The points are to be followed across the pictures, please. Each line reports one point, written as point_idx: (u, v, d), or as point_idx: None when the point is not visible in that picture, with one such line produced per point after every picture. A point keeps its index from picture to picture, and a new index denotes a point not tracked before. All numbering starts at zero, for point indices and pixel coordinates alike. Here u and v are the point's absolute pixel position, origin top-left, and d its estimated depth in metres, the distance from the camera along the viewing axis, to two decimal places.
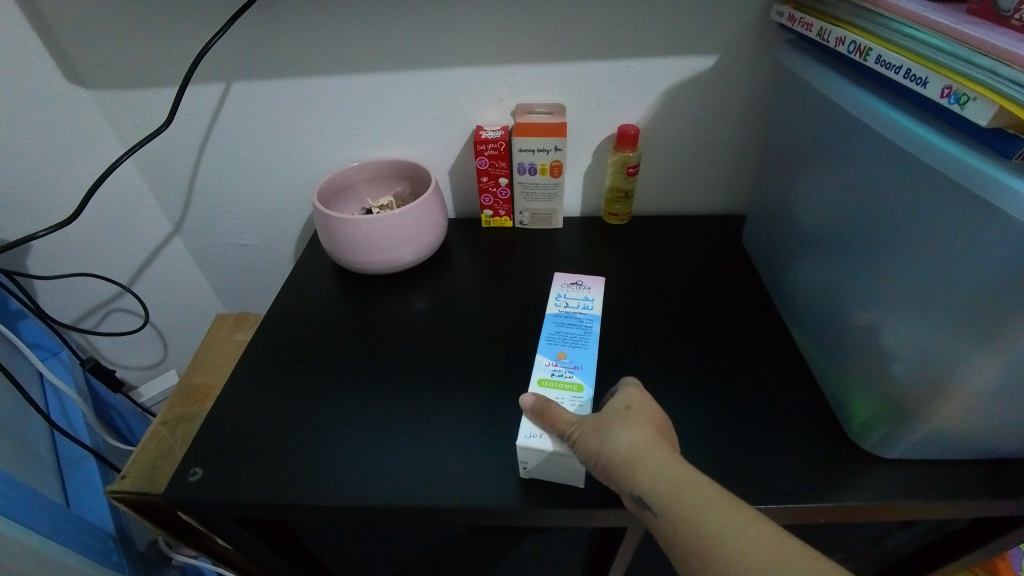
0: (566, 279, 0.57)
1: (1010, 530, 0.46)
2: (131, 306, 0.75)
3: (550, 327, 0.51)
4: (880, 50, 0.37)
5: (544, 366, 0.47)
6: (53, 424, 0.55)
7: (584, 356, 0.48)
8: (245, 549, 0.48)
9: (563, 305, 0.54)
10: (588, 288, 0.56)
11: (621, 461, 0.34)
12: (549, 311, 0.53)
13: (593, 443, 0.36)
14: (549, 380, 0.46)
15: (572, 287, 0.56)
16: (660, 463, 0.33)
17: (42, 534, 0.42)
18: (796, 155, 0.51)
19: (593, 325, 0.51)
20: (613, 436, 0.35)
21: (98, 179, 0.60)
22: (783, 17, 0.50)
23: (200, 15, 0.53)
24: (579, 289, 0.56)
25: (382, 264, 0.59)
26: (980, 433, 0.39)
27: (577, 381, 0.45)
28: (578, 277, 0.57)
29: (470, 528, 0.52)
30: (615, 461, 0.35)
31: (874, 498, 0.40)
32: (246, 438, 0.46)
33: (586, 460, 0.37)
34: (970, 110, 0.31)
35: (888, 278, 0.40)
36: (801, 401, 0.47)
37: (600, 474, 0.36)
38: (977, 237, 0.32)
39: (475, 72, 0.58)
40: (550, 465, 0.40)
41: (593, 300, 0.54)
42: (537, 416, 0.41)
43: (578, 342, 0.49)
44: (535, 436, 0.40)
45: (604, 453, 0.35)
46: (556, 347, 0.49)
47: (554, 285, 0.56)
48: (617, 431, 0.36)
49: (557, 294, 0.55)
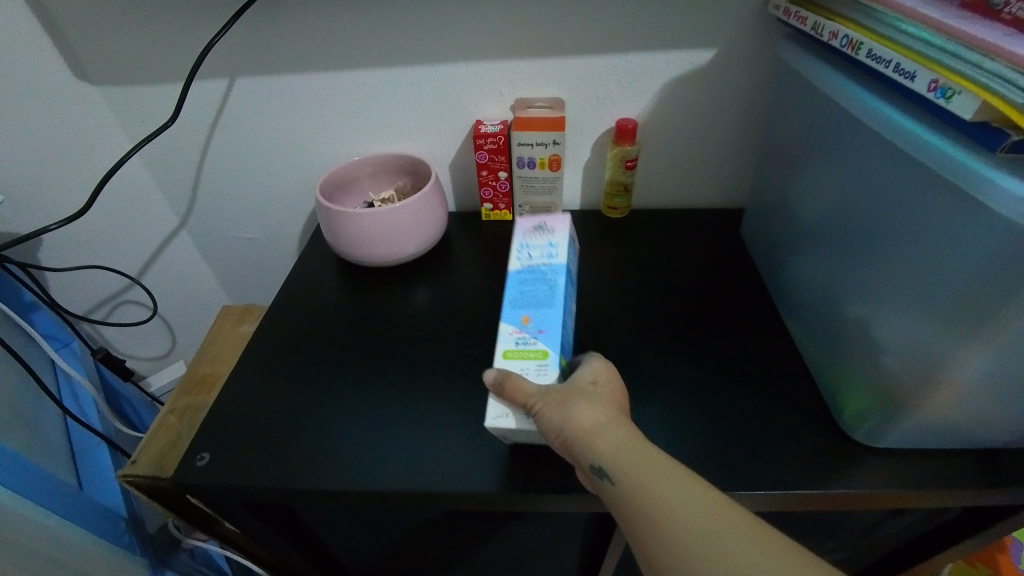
0: (528, 228, 0.54)
1: (1001, 521, 0.47)
2: (140, 298, 0.77)
3: (513, 288, 0.48)
4: (872, 44, 0.38)
5: (508, 336, 0.45)
6: (65, 411, 0.57)
7: (549, 318, 0.45)
8: (251, 531, 0.50)
9: (526, 258, 0.51)
10: (552, 233, 0.53)
11: (585, 435, 0.35)
12: (512, 267, 0.50)
13: (556, 415, 0.36)
14: (514, 351, 0.44)
15: (535, 235, 0.53)
16: (623, 437, 0.34)
17: (56, 516, 0.43)
18: (792, 150, 0.51)
19: (558, 279, 0.48)
20: (577, 411, 0.36)
21: (107, 174, 0.62)
22: (780, 10, 0.50)
23: (207, 13, 0.54)
24: (542, 236, 0.53)
25: (384, 258, 0.60)
26: (969, 423, 0.40)
27: (543, 348, 0.44)
28: (539, 222, 0.54)
29: (443, 512, 0.54)
30: (579, 435, 0.35)
31: (863, 487, 0.41)
32: (251, 426, 0.48)
33: (546, 432, 0.37)
34: (956, 104, 0.31)
35: (879, 271, 0.40)
36: (794, 392, 0.48)
37: (557, 446, 0.37)
38: (965, 229, 0.33)
39: (475, 67, 0.58)
40: (527, 434, 0.41)
41: (557, 247, 0.51)
42: (502, 391, 0.40)
43: (542, 302, 0.47)
44: (503, 416, 0.41)
45: (568, 426, 0.36)
46: (520, 311, 0.46)
47: (516, 234, 0.54)
48: (581, 406, 0.36)
49: (520, 244, 0.52)
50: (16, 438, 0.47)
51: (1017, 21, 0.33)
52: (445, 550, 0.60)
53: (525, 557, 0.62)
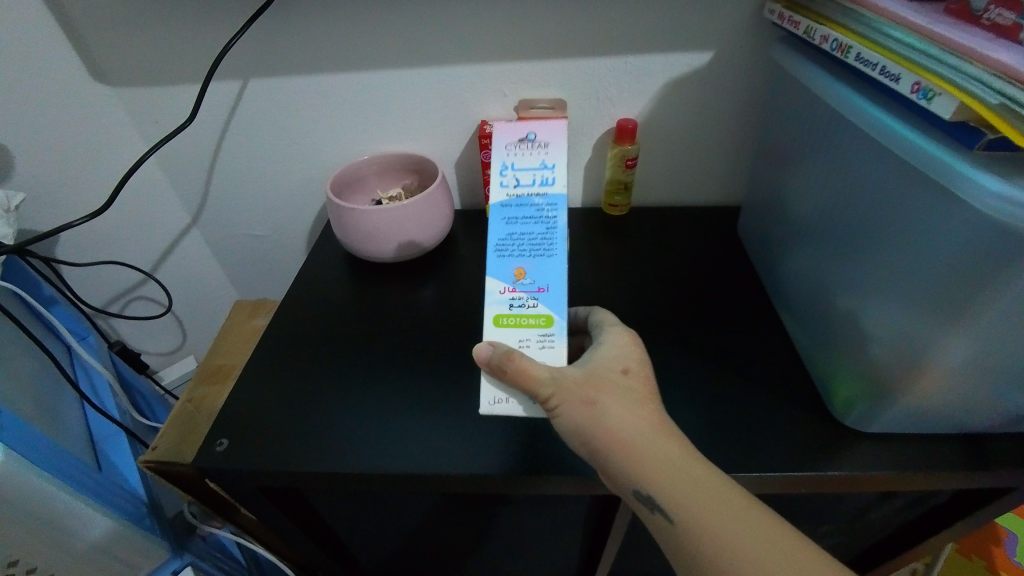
0: (512, 139, 0.46)
1: (988, 503, 0.49)
2: (153, 293, 0.79)
3: (501, 227, 0.44)
4: (860, 48, 0.40)
5: (502, 298, 0.42)
6: (85, 399, 0.59)
7: (548, 271, 0.42)
8: (266, 516, 0.51)
9: (513, 184, 0.45)
10: (544, 147, 0.46)
11: (620, 441, 0.36)
12: (497, 198, 0.45)
13: (586, 419, 0.37)
14: (510, 316, 0.41)
15: (522, 149, 0.46)
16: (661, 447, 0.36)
17: (84, 496, 0.46)
18: (786, 149, 0.53)
19: (556, 214, 0.44)
20: (611, 416, 0.37)
21: (125, 173, 0.64)
22: (774, 14, 0.52)
23: (222, 17, 0.56)
24: (532, 151, 0.46)
25: (397, 252, 0.63)
26: (954, 408, 0.42)
27: (545, 313, 0.41)
28: (527, 131, 0.46)
29: (443, 495, 0.56)
30: (613, 440, 0.36)
31: (853, 469, 0.43)
32: (266, 414, 0.50)
33: (570, 430, 0.38)
34: (936, 104, 0.33)
35: (866, 264, 0.42)
36: (788, 381, 0.50)
37: (578, 442, 0.38)
38: (946, 222, 0.35)
39: (480, 69, 0.60)
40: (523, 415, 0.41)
41: (553, 168, 0.45)
42: (501, 375, 0.38)
43: (539, 249, 0.43)
44: (501, 401, 0.40)
45: (603, 433, 0.36)
46: (514, 262, 0.43)
47: (498, 148, 0.46)
48: (614, 411, 0.37)
49: (503, 163, 0.46)
50: (41, 423, 0.49)
51: (996, 27, 0.36)
52: (448, 535, 0.63)
53: (530, 542, 0.64)
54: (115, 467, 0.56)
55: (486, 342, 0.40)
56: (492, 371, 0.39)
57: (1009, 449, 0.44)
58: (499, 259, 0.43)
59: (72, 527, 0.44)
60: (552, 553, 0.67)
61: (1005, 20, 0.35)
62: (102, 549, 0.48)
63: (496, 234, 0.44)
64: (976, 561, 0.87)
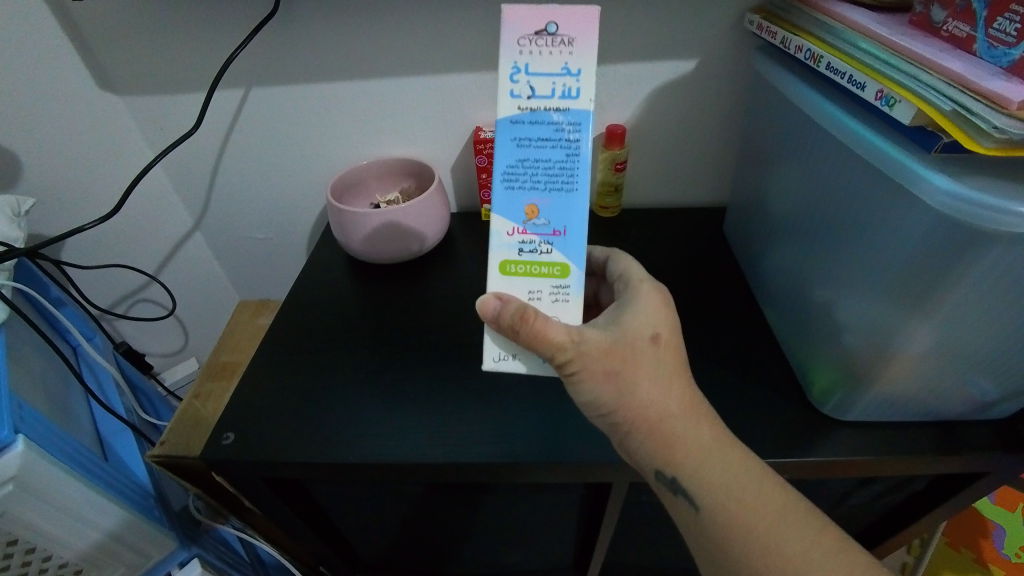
0: (528, 28, 0.35)
1: (963, 488, 0.51)
2: (157, 295, 0.81)
3: (510, 150, 0.36)
4: (830, 58, 0.42)
5: (510, 240, 0.37)
6: (92, 394, 0.61)
7: (567, 209, 0.36)
8: (272, 509, 0.54)
9: (527, 94, 0.35)
10: (569, 42, 0.35)
11: (645, 418, 0.38)
12: (506, 111, 0.36)
13: (615, 395, 0.38)
14: (520, 262, 0.37)
15: (540, 44, 0.35)
16: (688, 426, 0.39)
17: (96, 484, 0.48)
18: (766, 152, 0.56)
19: (580, 137, 0.35)
20: (641, 394, 0.38)
21: (132, 180, 0.66)
22: (754, 25, 0.54)
23: (227, 29, 0.59)
24: (553, 48, 0.35)
25: (364, 248, 0.64)
26: (925, 395, 0.44)
27: (560, 261, 0.37)
28: (547, 18, 0.34)
29: (426, 486, 0.58)
30: (639, 418, 0.38)
31: (830, 454, 0.45)
32: (270, 407, 0.52)
33: (593, 401, 0.38)
34: (897, 111, 0.35)
35: (840, 260, 0.45)
36: (770, 373, 0.52)
37: (599, 410, 0.39)
38: (908, 218, 0.37)
39: (475, 77, 0.63)
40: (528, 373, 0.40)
41: (579, 75, 0.35)
42: (511, 332, 0.36)
43: (557, 182, 0.36)
44: (506, 359, 0.39)
45: (632, 413, 0.38)
46: (525, 195, 0.36)
47: (506, 41, 0.35)
48: (644, 389, 0.38)
49: (515, 65, 0.35)
50: (53, 416, 0.51)
51: (953, 38, 0.39)
52: (443, 525, 0.65)
53: (527, 530, 0.67)
54: (123, 460, 0.58)
55: (492, 295, 0.37)
56: (502, 328, 0.37)
57: (979, 435, 0.46)
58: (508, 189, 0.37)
59: (84, 514, 0.46)
60: (550, 542, 0.69)
61: (961, 32, 0.38)
62: (113, 537, 0.50)
63: (505, 158, 0.36)
64: (965, 553, 0.90)
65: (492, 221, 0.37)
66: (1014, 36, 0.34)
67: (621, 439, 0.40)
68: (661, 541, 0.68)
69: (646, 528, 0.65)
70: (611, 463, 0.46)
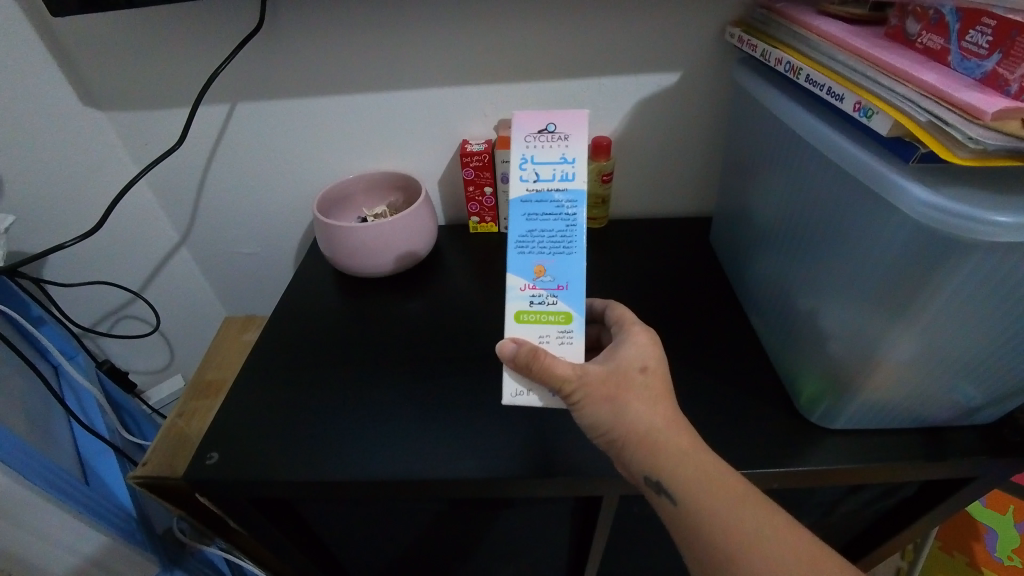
0: (531, 128, 0.40)
1: (953, 494, 0.51)
2: (142, 311, 0.80)
3: (520, 224, 0.39)
4: (809, 70, 0.43)
5: (521, 294, 0.39)
6: (74, 416, 0.60)
7: (569, 269, 0.39)
8: (257, 529, 0.53)
9: (533, 178, 0.39)
10: (566, 137, 0.39)
11: (648, 445, 0.37)
12: (515, 192, 0.39)
13: (610, 421, 0.38)
14: (530, 313, 0.39)
15: (542, 140, 0.40)
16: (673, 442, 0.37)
17: (74, 509, 0.46)
18: (749, 162, 0.56)
19: (578, 211, 0.39)
20: (636, 421, 0.38)
21: (116, 196, 0.65)
22: (734, 38, 0.55)
23: (211, 43, 0.59)
24: (553, 143, 0.39)
25: (395, 264, 0.65)
26: (911, 402, 0.44)
27: (565, 310, 0.39)
28: (548, 120, 0.40)
29: (444, 504, 0.57)
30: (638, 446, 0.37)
31: (818, 464, 0.45)
32: (254, 427, 0.51)
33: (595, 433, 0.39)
34: (876, 122, 0.36)
35: (824, 269, 0.45)
36: (758, 382, 0.52)
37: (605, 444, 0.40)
38: (887, 227, 0.37)
39: (460, 90, 0.63)
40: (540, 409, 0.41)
41: (574, 162, 0.39)
42: (523, 369, 0.38)
43: (560, 246, 0.39)
44: (522, 393, 0.40)
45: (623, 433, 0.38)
46: (533, 259, 0.39)
47: (515, 138, 0.40)
48: (639, 416, 0.38)
49: (522, 157, 0.40)
50: (31, 440, 0.50)
51: (928, 51, 0.40)
52: (453, 540, 0.64)
53: (520, 545, 0.66)
54: (103, 482, 0.57)
55: (509, 339, 0.39)
56: (518, 367, 0.38)
57: (966, 440, 0.46)
58: (518, 254, 0.40)
59: (62, 540, 0.45)
60: (544, 555, 0.68)
61: (935, 45, 0.39)
62: (94, 562, 0.49)
63: (514, 230, 0.40)
64: (958, 557, 0.90)
65: (505, 280, 0.39)
66: (986, 48, 0.35)
67: (623, 465, 0.39)
68: (654, 553, 0.67)
69: (640, 540, 0.65)
70: (599, 476, 0.45)
